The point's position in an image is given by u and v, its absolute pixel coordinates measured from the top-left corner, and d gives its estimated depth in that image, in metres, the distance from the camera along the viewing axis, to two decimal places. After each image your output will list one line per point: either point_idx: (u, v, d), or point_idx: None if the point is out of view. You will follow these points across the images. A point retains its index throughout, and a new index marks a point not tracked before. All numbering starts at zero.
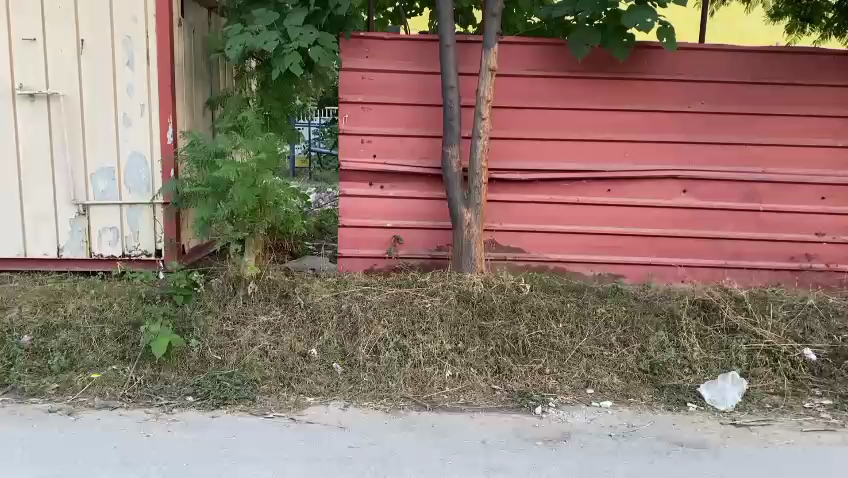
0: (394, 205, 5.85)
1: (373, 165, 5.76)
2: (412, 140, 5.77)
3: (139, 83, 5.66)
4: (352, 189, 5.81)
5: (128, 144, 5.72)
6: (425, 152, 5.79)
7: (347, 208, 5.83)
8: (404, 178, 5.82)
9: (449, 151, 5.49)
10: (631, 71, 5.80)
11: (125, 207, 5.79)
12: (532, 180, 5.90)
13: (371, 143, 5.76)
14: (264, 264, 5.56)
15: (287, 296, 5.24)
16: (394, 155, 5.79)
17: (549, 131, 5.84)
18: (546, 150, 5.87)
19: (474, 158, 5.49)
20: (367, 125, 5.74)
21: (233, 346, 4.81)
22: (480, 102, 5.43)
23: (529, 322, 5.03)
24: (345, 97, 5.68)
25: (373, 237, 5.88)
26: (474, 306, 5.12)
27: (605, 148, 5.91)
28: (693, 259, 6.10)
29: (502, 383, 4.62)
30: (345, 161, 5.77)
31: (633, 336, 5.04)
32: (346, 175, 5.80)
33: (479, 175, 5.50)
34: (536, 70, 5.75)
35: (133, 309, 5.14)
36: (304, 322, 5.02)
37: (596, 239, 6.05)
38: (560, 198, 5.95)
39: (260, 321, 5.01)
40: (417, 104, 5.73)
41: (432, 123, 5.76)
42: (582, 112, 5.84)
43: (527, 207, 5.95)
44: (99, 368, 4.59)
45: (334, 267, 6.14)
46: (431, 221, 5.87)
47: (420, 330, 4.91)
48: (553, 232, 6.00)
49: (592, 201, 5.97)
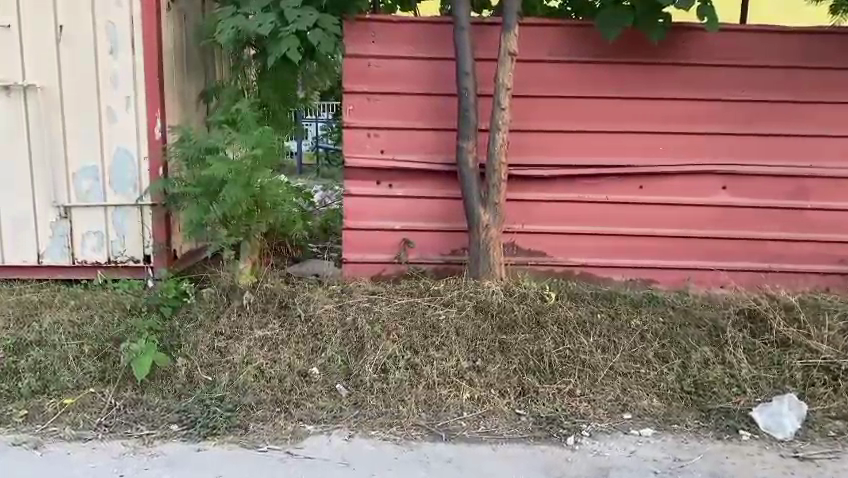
0: (404, 205, 5.32)
1: (381, 162, 5.24)
2: (423, 134, 5.24)
3: (124, 72, 5.15)
4: (358, 189, 5.29)
5: (112, 140, 5.21)
6: (437, 147, 5.25)
7: (352, 209, 5.31)
8: (414, 175, 5.29)
9: (464, 145, 4.97)
10: (665, 55, 5.24)
11: (110, 209, 5.28)
12: (556, 177, 5.35)
13: (378, 137, 5.24)
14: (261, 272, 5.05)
15: (286, 308, 4.73)
16: (403, 150, 5.26)
17: (575, 122, 5.30)
18: (571, 143, 5.32)
19: (492, 153, 4.97)
20: (373, 118, 5.21)
21: (225, 365, 4.31)
22: (498, 90, 4.90)
23: (555, 336, 4.52)
24: (349, 86, 5.16)
25: (381, 240, 5.35)
26: (493, 318, 4.60)
27: (637, 141, 5.35)
28: (733, 263, 5.53)
29: (526, 408, 4.11)
30: (350, 157, 5.24)
31: (672, 351, 4.51)
32: (351, 174, 5.28)
33: (498, 172, 4.98)
34: (559, 55, 5.21)
35: (116, 322, 4.64)
36: (305, 337, 4.50)
37: (627, 241, 5.49)
38: (586, 196, 5.40)
39: (256, 335, 4.50)
40: (428, 94, 5.19)
41: (445, 115, 5.22)
42: (611, 101, 5.28)
43: (550, 206, 5.40)
44: (74, 391, 4.11)
45: (338, 272, 5.61)
46: (445, 223, 5.33)
47: (434, 346, 4.40)
48: (578, 234, 5.45)
49: (623, 200, 5.42)
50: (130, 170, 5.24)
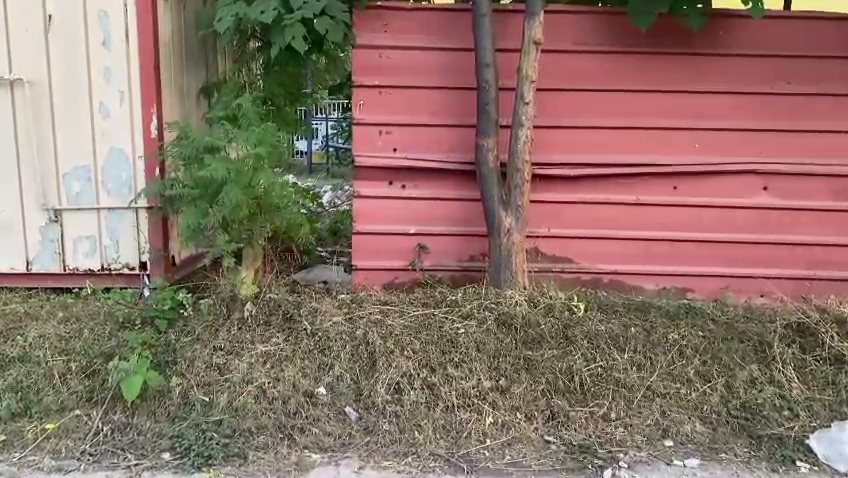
0: (419, 208, 4.93)
1: (394, 161, 4.84)
2: (440, 131, 4.84)
3: (117, 65, 4.78)
4: (369, 190, 4.90)
5: (105, 138, 4.85)
6: (455, 145, 4.86)
7: (363, 212, 4.92)
8: (430, 175, 4.90)
9: (485, 143, 4.57)
10: (703, 43, 4.82)
11: (103, 213, 4.92)
12: (584, 177, 4.93)
13: (391, 134, 4.84)
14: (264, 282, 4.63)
15: (291, 320, 4.34)
16: (418, 148, 4.86)
17: (604, 117, 4.88)
18: (599, 141, 4.91)
19: (515, 152, 4.56)
20: (386, 113, 4.82)
21: (224, 384, 3.94)
22: (521, 83, 4.49)
23: (585, 353, 4.13)
24: (360, 79, 4.77)
25: (394, 246, 4.96)
26: (517, 332, 4.19)
27: (671, 138, 4.93)
28: (776, 270, 5.10)
29: (556, 434, 3.76)
30: (360, 156, 4.85)
31: (715, 369, 4.09)
32: (361, 174, 4.88)
33: (522, 172, 4.57)
34: (587, 44, 4.79)
35: (107, 336, 4.27)
36: (311, 353, 4.11)
37: (660, 246, 5.07)
38: (616, 197, 4.98)
39: (257, 350, 4.11)
40: (445, 87, 4.80)
41: (464, 110, 4.82)
42: (644, 95, 4.87)
43: (577, 209, 4.99)
44: (57, 414, 3.78)
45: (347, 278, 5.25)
46: (463, 227, 4.94)
47: (452, 363, 4.01)
48: (607, 239, 5.03)
49: (656, 202, 5.00)
50: (125, 170, 4.87)
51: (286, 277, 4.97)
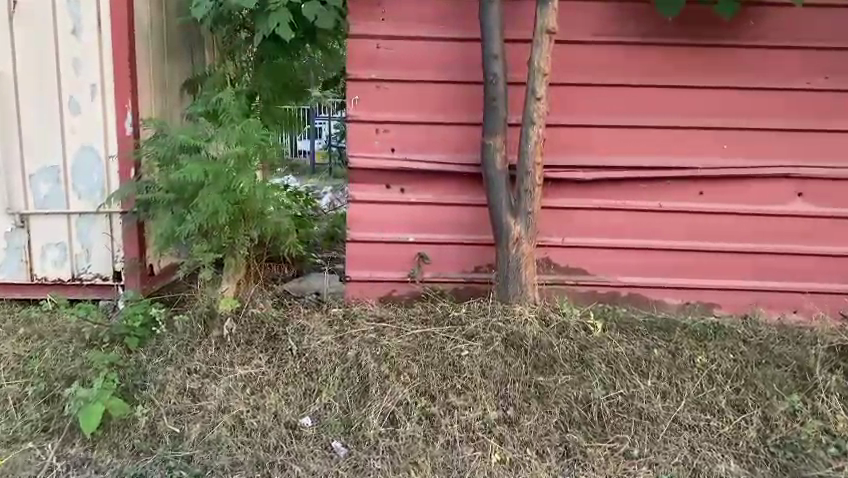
0: (419, 214, 4.48)
1: (392, 162, 4.40)
2: (443, 129, 4.40)
3: (89, 57, 4.36)
4: (365, 194, 4.45)
5: (75, 135, 4.43)
6: (460, 145, 4.41)
7: (358, 219, 4.48)
8: (432, 178, 4.45)
9: (491, 143, 4.12)
10: (734, 34, 4.36)
11: (74, 217, 4.50)
12: (601, 181, 4.48)
13: (389, 133, 4.40)
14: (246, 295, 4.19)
15: (275, 340, 3.92)
16: (419, 148, 4.42)
17: (624, 115, 4.43)
18: (618, 141, 4.46)
19: (525, 152, 4.11)
20: (383, 110, 4.38)
21: (197, 412, 3.53)
22: (533, 77, 4.04)
23: (603, 380, 3.69)
24: (354, 72, 4.33)
25: (393, 256, 4.52)
26: (527, 355, 3.75)
27: (697, 138, 4.47)
28: (810, 283, 4.64)
29: (571, 474, 3.30)
30: (355, 156, 4.41)
31: (750, 398, 3.64)
32: (356, 177, 4.44)
33: (533, 175, 4.12)
34: (605, 35, 4.34)
35: (71, 356, 3.85)
36: (296, 377, 3.70)
37: (683, 257, 4.62)
38: (636, 203, 4.53)
39: (236, 374, 3.71)
40: (449, 81, 4.35)
41: (469, 107, 4.38)
42: (668, 90, 4.41)
43: (593, 216, 4.54)
44: (8, 447, 3.33)
45: (341, 292, 4.86)
46: (468, 236, 4.49)
47: (454, 390, 3.58)
48: (626, 249, 4.58)
49: (680, 208, 4.55)
50: (97, 172, 4.46)
51: (273, 289, 4.53)
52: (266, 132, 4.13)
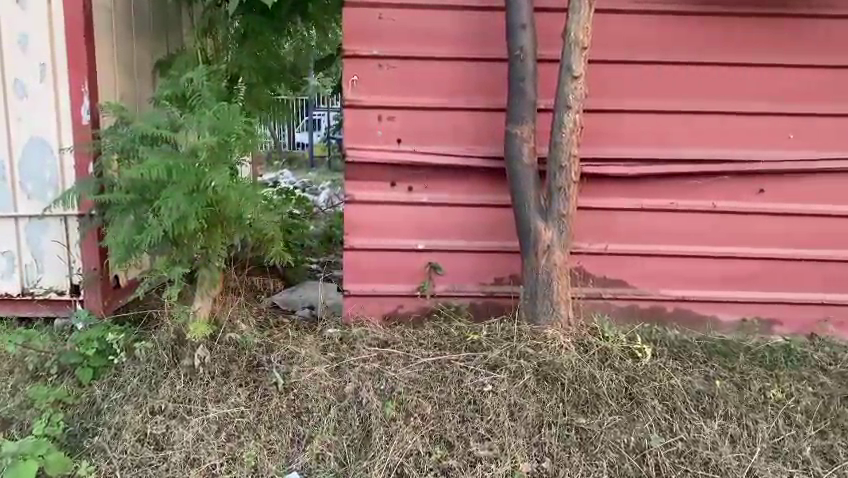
0: (430, 217, 3.79)
1: (397, 156, 3.70)
2: (458, 116, 3.71)
3: (37, 30, 3.67)
4: (365, 194, 3.75)
5: (22, 124, 3.73)
6: (478, 135, 3.72)
7: (356, 223, 3.78)
8: (445, 175, 3.76)
9: (517, 132, 3.46)
10: (803, 2, 3.67)
11: (22, 221, 3.81)
12: (645, 177, 3.79)
13: (393, 121, 3.71)
14: (220, 317, 3.49)
15: (257, 371, 3.26)
16: (430, 139, 3.73)
17: (672, 99, 3.74)
18: (666, 130, 3.76)
19: (558, 143, 3.42)
20: (386, 93, 3.69)
21: (157, 466, 2.85)
22: (568, 50, 3.36)
23: (658, 423, 3.02)
24: (353, 48, 3.63)
25: (398, 266, 3.83)
26: (565, 392, 3.09)
27: (759, 127, 3.78)
28: None
29: None
30: (354, 149, 3.71)
31: (840, 446, 2.97)
32: (355, 173, 3.74)
33: (567, 170, 3.43)
34: (651, 3, 3.64)
35: (9, 393, 3.19)
36: (283, 419, 3.04)
37: (741, 266, 3.93)
38: (686, 204, 3.84)
39: (208, 415, 3.03)
40: (465, 59, 3.66)
41: (489, 89, 3.69)
42: (725, 69, 3.72)
43: (635, 218, 3.85)
44: None
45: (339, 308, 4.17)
46: (488, 242, 3.81)
47: (476, 437, 2.92)
48: (673, 257, 3.89)
49: (738, 210, 3.85)
50: (48, 167, 3.77)
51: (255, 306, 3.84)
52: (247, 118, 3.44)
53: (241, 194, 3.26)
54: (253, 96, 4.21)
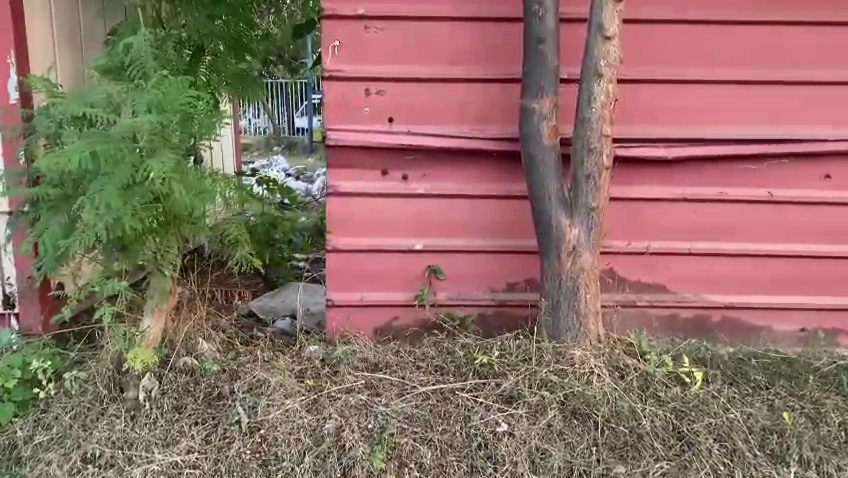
0: (430, 212, 3.16)
1: (389, 138, 3.06)
2: (464, 89, 3.07)
3: None
4: (351, 184, 3.11)
5: None
6: (488, 112, 3.09)
7: (341, 220, 3.14)
8: (448, 160, 3.12)
9: (535, 108, 2.81)
10: None
11: None
12: (688, 161, 3.14)
13: (384, 95, 3.06)
14: (175, 339, 2.86)
15: (218, 405, 2.64)
16: (429, 117, 3.09)
17: (722, 67, 3.09)
18: (715, 104, 3.12)
19: (586, 121, 2.78)
20: (374, 62, 3.04)
21: None
22: (599, 4, 2.71)
23: (716, 471, 2.40)
24: (334, 7, 2.98)
25: (391, 270, 3.19)
26: (598, 432, 2.48)
27: (824, 99, 3.13)
28: None
29: None
30: (337, 130, 3.06)
31: None
32: (339, 159, 3.09)
33: (598, 153, 2.79)
34: None
35: None
36: (246, 469, 2.42)
37: (800, 266, 3.28)
38: (737, 192, 3.19)
39: (152, 465, 2.41)
40: (470, 20, 3.01)
41: (501, 57, 3.05)
42: (784, 30, 3.07)
43: (676, 211, 3.20)
44: None
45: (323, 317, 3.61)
46: (500, 240, 3.18)
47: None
48: (721, 257, 3.25)
49: (799, 199, 3.20)
50: None
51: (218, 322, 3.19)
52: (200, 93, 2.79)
53: (190, 189, 2.65)
54: (221, 69, 3.55)
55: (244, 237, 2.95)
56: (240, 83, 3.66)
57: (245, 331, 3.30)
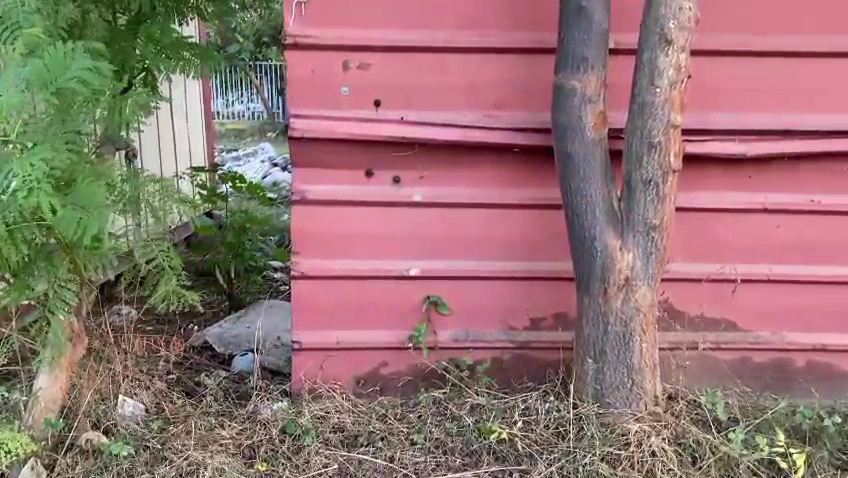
0: (429, 225, 2.38)
1: (375, 128, 2.27)
2: (476, 63, 2.29)
3: None
4: (324, 190, 2.33)
5: None
6: (508, 94, 2.31)
7: (311, 236, 2.36)
8: (454, 158, 2.34)
9: (576, 87, 2.03)
10: None
11: None
12: (770, 160, 2.38)
13: (368, 71, 2.28)
14: (76, 406, 2.12)
15: None
16: (428, 100, 2.31)
17: (818, 34, 2.32)
18: (809, 84, 2.35)
19: (647, 107, 2.00)
20: (354, 25, 2.25)
21: None
22: None
23: None
24: None
25: (377, 304, 2.41)
26: None
27: None
28: None
29: None
30: (304, 117, 2.27)
31: None
32: (307, 155, 2.30)
33: (663, 149, 2.02)
34: None
35: None
36: None
37: None
38: (833, 200, 2.41)
39: None
40: None
41: (524, 19, 2.27)
42: None
43: (751, 225, 2.44)
44: None
45: (283, 363, 2.80)
46: (523, 264, 2.41)
47: None
48: (809, 285, 2.48)
49: None
50: None
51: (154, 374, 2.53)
52: (104, 69, 2.02)
53: (81, 202, 1.86)
54: (156, 37, 2.60)
55: (171, 269, 2.21)
56: (181, 53, 2.68)
57: (187, 386, 2.54)
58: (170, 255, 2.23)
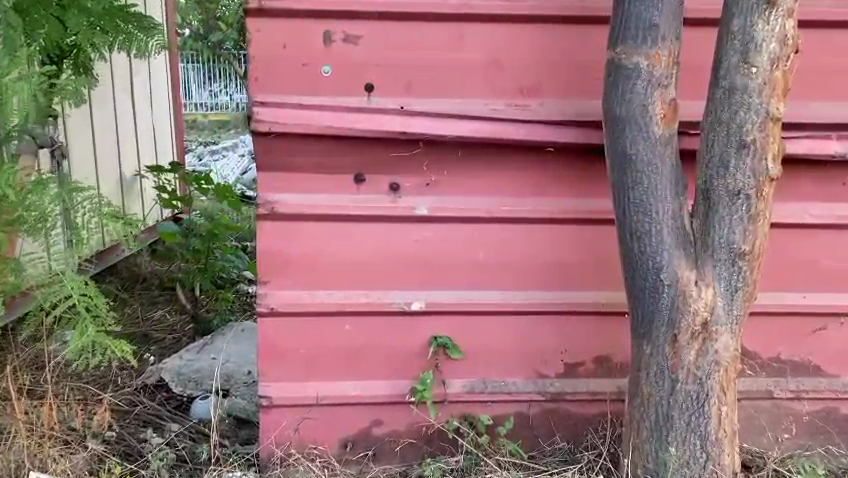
0: (437, 246, 1.85)
1: (367, 120, 1.73)
2: (499, 35, 1.76)
3: None
4: (301, 201, 1.78)
5: None
6: (541, 76, 1.78)
7: (285, 262, 1.81)
8: (470, 159, 1.80)
9: (640, 65, 1.50)
10: None
11: None
12: None
13: (358, 45, 1.73)
14: None
15: None
16: (437, 84, 1.77)
17: None
18: None
19: (737, 93, 1.48)
20: None
21: None
22: None
23: None
24: None
25: (371, 347, 1.87)
26: None
27: None
28: None
29: None
30: (274, 107, 1.72)
31: None
32: (278, 156, 1.76)
33: (757, 150, 1.50)
34: None
35: None
36: None
37: None
38: None
39: None
40: None
41: None
42: None
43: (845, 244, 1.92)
44: None
45: (253, 411, 2.22)
46: (556, 295, 1.89)
47: None
48: None
49: None
50: None
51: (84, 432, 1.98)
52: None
53: None
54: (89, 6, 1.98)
55: (91, 310, 1.70)
56: (118, 22, 2.06)
57: (129, 445, 2.00)
58: (91, 291, 1.71)
